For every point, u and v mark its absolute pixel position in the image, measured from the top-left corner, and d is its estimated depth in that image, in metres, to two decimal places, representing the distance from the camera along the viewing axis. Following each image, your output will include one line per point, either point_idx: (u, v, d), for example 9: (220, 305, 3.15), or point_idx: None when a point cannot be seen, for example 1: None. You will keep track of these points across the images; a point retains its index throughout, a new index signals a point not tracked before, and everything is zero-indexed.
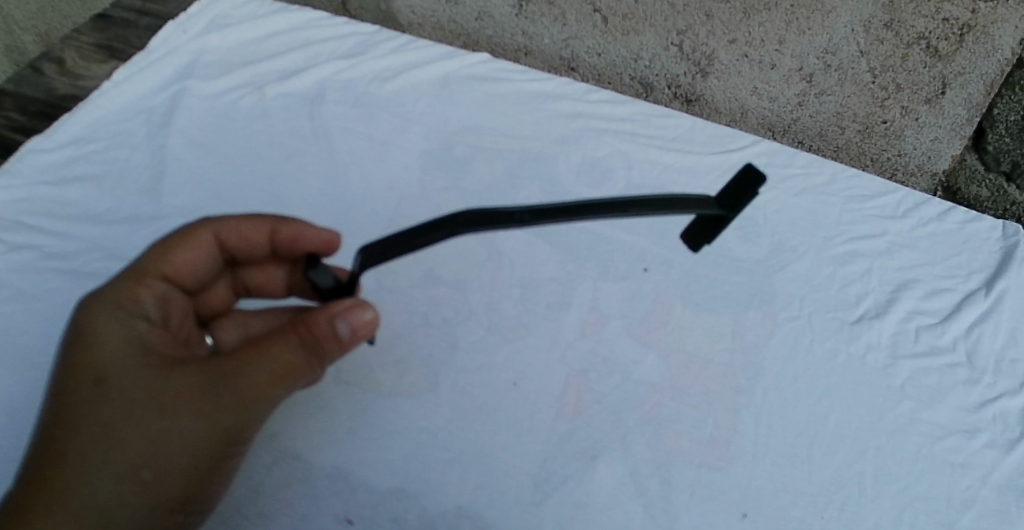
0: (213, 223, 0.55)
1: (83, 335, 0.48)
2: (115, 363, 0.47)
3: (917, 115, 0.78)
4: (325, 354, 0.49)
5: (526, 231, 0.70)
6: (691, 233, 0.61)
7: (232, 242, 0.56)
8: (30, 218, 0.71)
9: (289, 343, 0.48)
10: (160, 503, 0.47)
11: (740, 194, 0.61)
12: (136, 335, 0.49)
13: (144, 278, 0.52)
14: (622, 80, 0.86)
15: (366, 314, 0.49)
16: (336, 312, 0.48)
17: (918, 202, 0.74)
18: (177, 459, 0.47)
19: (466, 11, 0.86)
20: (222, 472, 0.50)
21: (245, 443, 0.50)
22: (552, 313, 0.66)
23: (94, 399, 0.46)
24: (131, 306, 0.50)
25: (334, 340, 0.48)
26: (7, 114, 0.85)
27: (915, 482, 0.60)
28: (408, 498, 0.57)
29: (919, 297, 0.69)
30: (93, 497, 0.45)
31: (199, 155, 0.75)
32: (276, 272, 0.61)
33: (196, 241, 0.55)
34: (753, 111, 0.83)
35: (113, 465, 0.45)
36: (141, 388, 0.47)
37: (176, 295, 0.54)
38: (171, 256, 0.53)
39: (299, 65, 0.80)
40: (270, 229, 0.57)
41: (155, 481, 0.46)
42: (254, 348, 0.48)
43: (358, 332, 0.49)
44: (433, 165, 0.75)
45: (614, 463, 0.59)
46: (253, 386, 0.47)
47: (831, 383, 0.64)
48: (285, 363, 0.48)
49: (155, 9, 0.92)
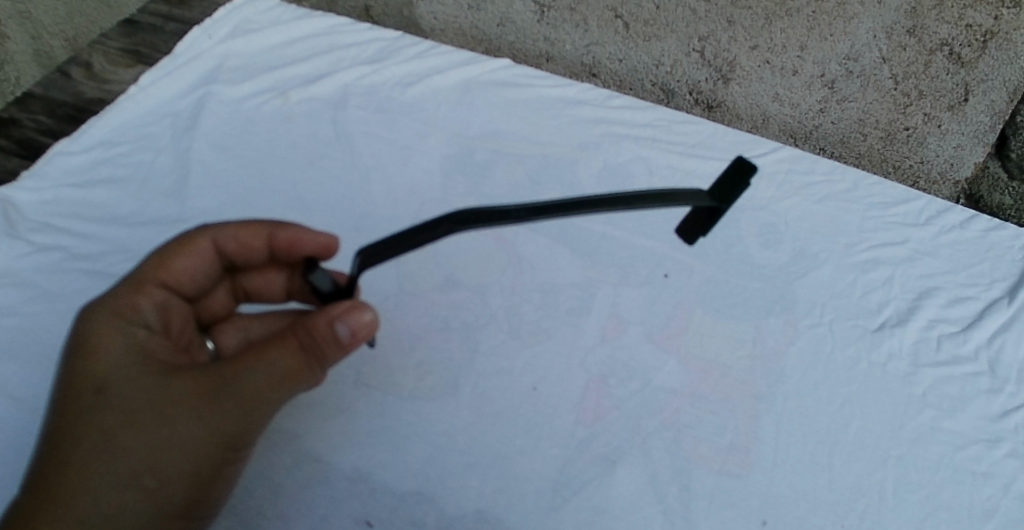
0: (211, 230, 0.56)
1: (85, 344, 0.48)
2: (116, 372, 0.48)
3: (939, 122, 0.78)
4: (325, 357, 0.49)
5: (547, 236, 0.71)
6: (687, 227, 0.66)
7: (231, 249, 0.57)
8: (57, 220, 0.72)
9: (289, 347, 0.48)
10: (162, 511, 0.47)
11: (732, 187, 0.66)
12: (137, 344, 0.49)
13: (144, 287, 0.53)
14: (643, 86, 0.84)
15: (365, 315, 0.48)
16: (335, 315, 0.48)
17: (940, 210, 0.74)
18: (179, 466, 0.47)
19: (488, 17, 0.87)
20: (225, 477, 0.50)
21: (247, 448, 0.50)
22: (573, 318, 0.66)
23: (97, 408, 0.46)
24: (132, 315, 0.51)
25: (333, 343, 0.48)
26: (36, 117, 0.86)
27: (937, 491, 0.60)
28: (428, 501, 0.58)
29: (941, 305, 0.68)
30: (96, 506, 0.45)
31: (223, 158, 0.76)
32: (275, 277, 0.62)
33: (194, 249, 0.55)
34: (774, 118, 0.81)
35: (116, 473, 0.45)
36: (141, 396, 0.47)
37: (175, 302, 0.55)
38: (171, 264, 0.54)
39: (323, 70, 0.81)
40: (269, 233, 0.57)
41: (158, 487, 0.46)
42: (254, 353, 0.48)
43: (358, 334, 0.48)
44: (455, 170, 0.76)
45: (633, 469, 0.59)
46: (255, 391, 0.47)
47: (852, 390, 0.64)
48: (287, 368, 0.48)
49: (181, 14, 0.94)
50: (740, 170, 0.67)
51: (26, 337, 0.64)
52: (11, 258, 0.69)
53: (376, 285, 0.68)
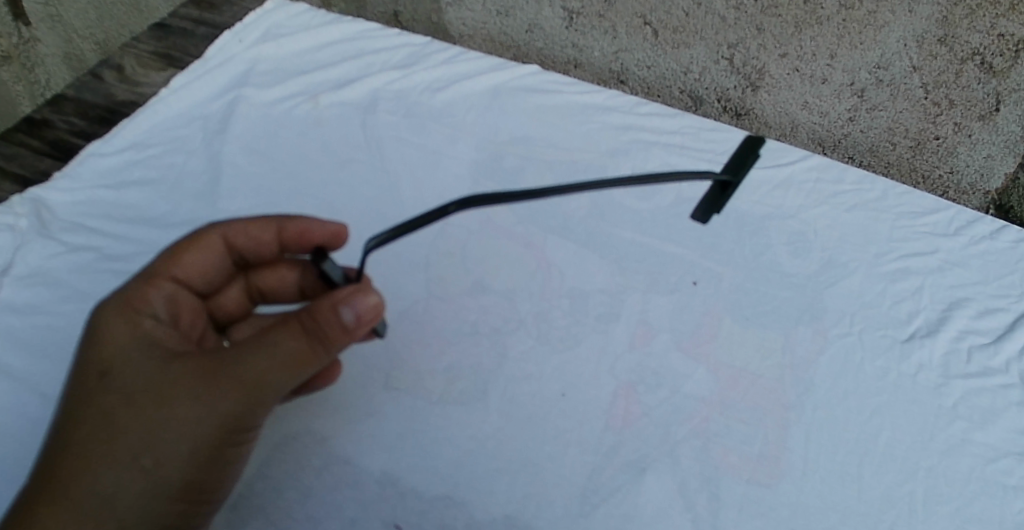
0: (221, 225, 0.57)
1: (94, 332, 0.49)
2: (120, 357, 0.48)
3: (970, 131, 0.76)
4: (329, 342, 0.47)
5: (576, 242, 0.72)
6: (701, 206, 0.74)
7: (242, 243, 0.57)
8: (89, 220, 0.72)
9: (292, 330, 0.47)
10: (161, 491, 0.47)
11: (744, 157, 0.76)
12: (143, 331, 0.50)
13: (154, 279, 0.53)
14: (671, 93, 0.86)
15: (371, 298, 0.47)
16: (340, 299, 0.47)
17: (970, 220, 0.74)
18: (177, 445, 0.46)
19: (516, 23, 0.88)
20: (228, 460, 0.50)
21: (249, 431, 0.49)
22: (601, 324, 0.66)
23: (101, 390, 0.47)
24: (140, 306, 0.51)
25: (339, 327, 0.47)
26: (68, 119, 0.85)
27: (968, 503, 0.59)
28: (457, 506, 0.58)
29: (972, 316, 0.68)
30: (95, 484, 0.46)
31: (254, 161, 0.76)
32: (288, 273, 0.61)
33: (205, 244, 0.56)
34: (803, 126, 0.83)
35: (115, 452, 0.46)
36: (144, 379, 0.47)
37: (185, 296, 0.55)
38: (182, 258, 0.55)
39: (353, 75, 0.82)
40: (278, 226, 0.58)
41: (156, 467, 0.46)
42: (256, 337, 0.47)
43: (364, 319, 0.47)
44: (483, 175, 0.76)
45: (662, 477, 0.59)
46: (255, 373, 0.47)
47: (882, 400, 0.63)
48: (289, 351, 0.47)
49: (211, 18, 0.95)
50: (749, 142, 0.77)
51: (57, 335, 0.64)
52: (43, 257, 0.69)
53: (407, 289, 0.69)
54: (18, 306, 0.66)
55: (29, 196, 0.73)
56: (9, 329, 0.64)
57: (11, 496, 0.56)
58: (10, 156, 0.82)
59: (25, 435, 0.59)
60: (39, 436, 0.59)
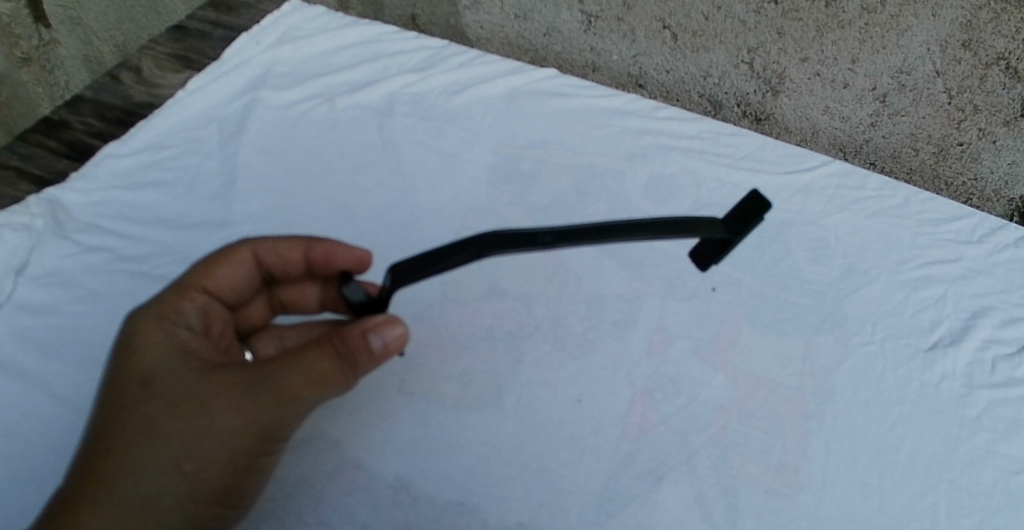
0: (251, 242, 0.57)
1: (130, 341, 0.50)
2: (159, 367, 0.48)
3: (995, 137, 0.75)
4: (357, 366, 0.49)
5: (593, 247, 0.71)
6: (696, 253, 0.61)
7: (270, 260, 0.58)
8: (104, 221, 0.72)
9: (323, 352, 0.49)
10: (199, 495, 0.47)
11: (746, 218, 0.62)
12: (178, 342, 0.50)
13: (187, 292, 0.53)
14: (690, 97, 0.86)
15: (397, 328, 0.50)
16: (368, 326, 0.49)
17: (994, 228, 0.73)
18: (215, 453, 0.47)
19: (535, 27, 0.88)
20: (259, 468, 0.51)
21: (279, 443, 0.50)
22: (618, 331, 0.66)
23: (140, 398, 0.47)
24: (175, 318, 0.52)
25: (367, 353, 0.49)
26: (86, 120, 0.85)
27: (991, 516, 0.57)
28: (470, 513, 0.57)
29: (996, 326, 0.67)
30: (135, 488, 0.46)
31: (270, 163, 0.76)
32: (311, 289, 0.62)
33: (235, 259, 0.56)
34: (824, 131, 0.82)
35: (156, 459, 0.46)
36: (182, 389, 0.48)
37: (216, 308, 0.55)
38: (213, 271, 0.55)
39: (370, 78, 0.82)
40: (305, 247, 0.58)
41: (195, 473, 0.47)
42: (292, 356, 0.49)
43: (389, 346, 0.50)
44: (500, 179, 0.76)
45: (678, 486, 0.58)
46: (289, 389, 0.48)
47: (903, 411, 0.62)
48: (321, 371, 0.48)
49: (229, 20, 0.95)
50: (755, 201, 0.62)
51: (71, 336, 0.64)
52: (58, 258, 0.69)
53: (423, 293, 0.68)
54: (32, 306, 0.66)
55: (46, 196, 0.73)
56: (24, 329, 0.64)
57: (23, 496, 0.56)
58: (27, 156, 0.82)
59: (39, 436, 0.59)
60: (54, 437, 0.59)
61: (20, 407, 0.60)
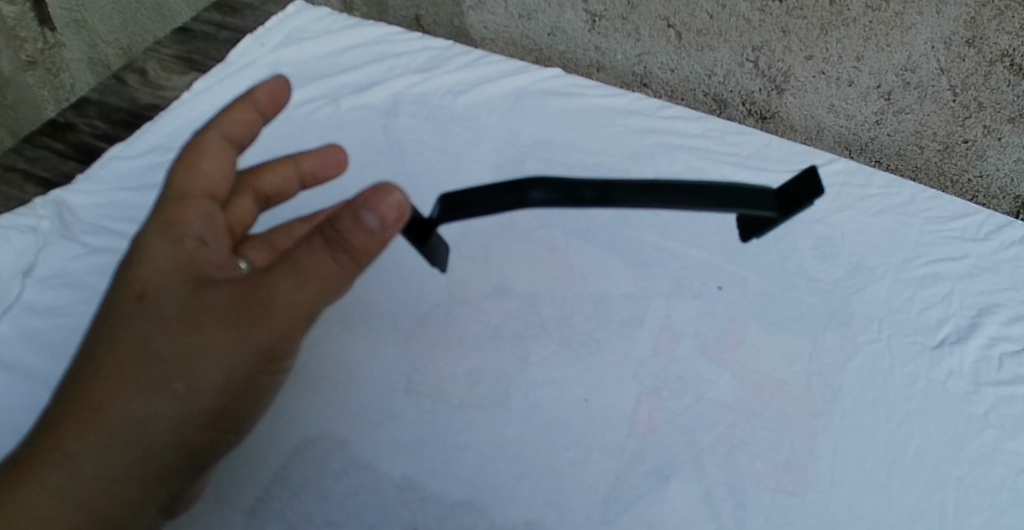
0: (218, 123, 0.62)
1: (136, 258, 0.53)
2: (158, 276, 0.51)
3: (1000, 135, 0.74)
4: (351, 249, 0.47)
5: (599, 247, 0.71)
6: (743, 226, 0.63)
7: (241, 137, 0.63)
8: (110, 223, 0.72)
9: (315, 242, 0.47)
10: (193, 418, 0.50)
11: (799, 197, 0.59)
12: (183, 253, 0.53)
13: (184, 201, 0.58)
14: (695, 96, 0.86)
15: (392, 196, 0.46)
16: (359, 206, 0.46)
17: (1000, 225, 0.73)
18: (212, 373, 0.49)
19: (539, 27, 0.88)
20: (258, 388, 0.53)
21: (281, 361, 0.52)
22: (625, 330, 0.66)
23: (139, 312, 0.50)
24: (179, 228, 0.55)
25: (362, 234, 0.46)
26: (91, 122, 0.85)
27: (999, 513, 0.57)
28: (478, 512, 0.56)
29: (1002, 323, 0.67)
30: (128, 410, 0.48)
31: (276, 164, 0.76)
32: (289, 172, 0.69)
33: (209, 146, 0.61)
34: (830, 129, 0.82)
35: (149, 377, 0.48)
36: (176, 309, 0.50)
37: (214, 211, 0.59)
38: (198, 165, 0.60)
39: (375, 79, 0.83)
40: (257, 107, 0.64)
41: (188, 394, 0.49)
42: (282, 264, 0.48)
43: (387, 222, 0.46)
44: (505, 179, 0.76)
45: (686, 484, 0.58)
46: (282, 299, 0.48)
47: (911, 408, 0.62)
48: (313, 266, 0.47)
49: (234, 22, 0.95)
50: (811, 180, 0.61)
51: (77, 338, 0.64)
52: (64, 259, 0.68)
53: (429, 292, 0.68)
54: (38, 307, 0.65)
55: (52, 198, 0.73)
56: (30, 331, 0.64)
57: None
58: (34, 159, 0.82)
59: None
60: None
61: (27, 409, 0.60)
